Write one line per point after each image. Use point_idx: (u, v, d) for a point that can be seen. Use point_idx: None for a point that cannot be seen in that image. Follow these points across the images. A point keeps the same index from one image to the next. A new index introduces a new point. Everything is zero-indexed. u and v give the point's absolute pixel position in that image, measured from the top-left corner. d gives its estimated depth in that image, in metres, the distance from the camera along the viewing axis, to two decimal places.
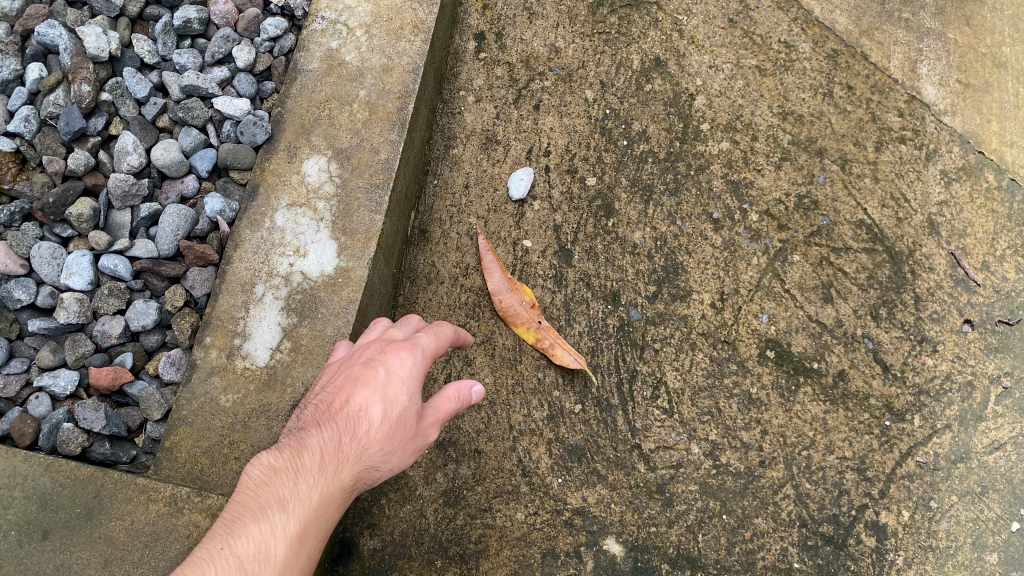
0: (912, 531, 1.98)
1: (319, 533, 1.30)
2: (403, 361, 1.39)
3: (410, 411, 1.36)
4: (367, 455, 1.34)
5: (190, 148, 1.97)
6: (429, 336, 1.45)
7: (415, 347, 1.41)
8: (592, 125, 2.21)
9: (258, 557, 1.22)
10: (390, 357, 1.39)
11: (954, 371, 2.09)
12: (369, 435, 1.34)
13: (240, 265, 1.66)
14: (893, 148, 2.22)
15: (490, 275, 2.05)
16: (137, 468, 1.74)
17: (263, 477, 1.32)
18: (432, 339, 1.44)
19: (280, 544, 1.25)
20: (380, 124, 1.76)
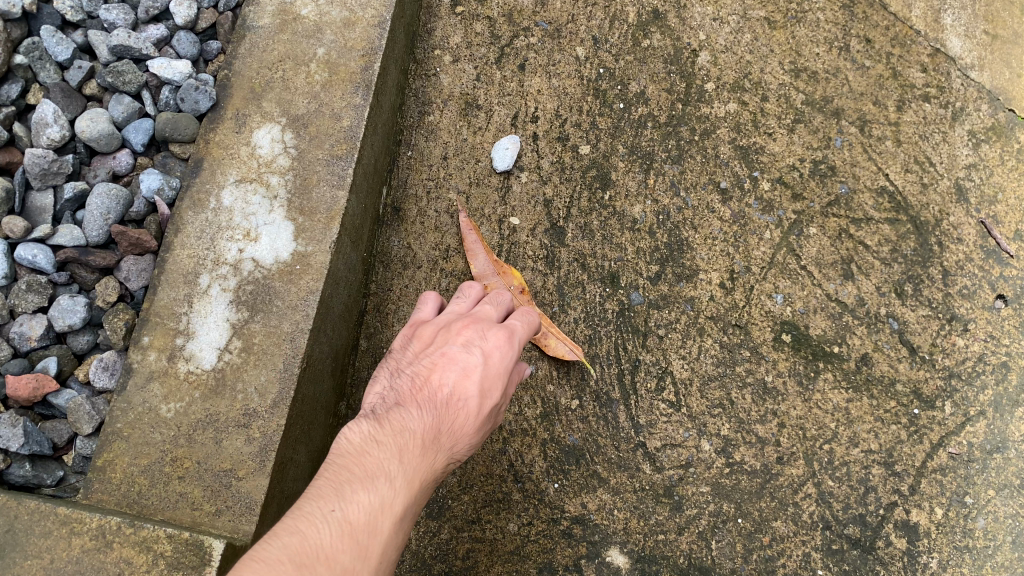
0: (946, 530, 1.79)
1: (412, 518, 1.13)
2: (504, 351, 1.28)
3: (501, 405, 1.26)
4: (460, 444, 1.21)
5: (123, 119, 1.73)
6: (523, 321, 1.36)
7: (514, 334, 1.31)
8: (584, 87, 1.98)
9: (371, 530, 1.04)
10: (494, 344, 1.28)
11: (987, 353, 1.89)
12: (468, 424, 1.22)
13: (181, 252, 1.44)
14: (916, 107, 2.00)
15: (473, 259, 1.82)
16: (64, 491, 1.55)
17: (361, 442, 1.13)
18: (528, 328, 1.35)
19: (390, 520, 1.06)
20: (341, 86, 1.54)
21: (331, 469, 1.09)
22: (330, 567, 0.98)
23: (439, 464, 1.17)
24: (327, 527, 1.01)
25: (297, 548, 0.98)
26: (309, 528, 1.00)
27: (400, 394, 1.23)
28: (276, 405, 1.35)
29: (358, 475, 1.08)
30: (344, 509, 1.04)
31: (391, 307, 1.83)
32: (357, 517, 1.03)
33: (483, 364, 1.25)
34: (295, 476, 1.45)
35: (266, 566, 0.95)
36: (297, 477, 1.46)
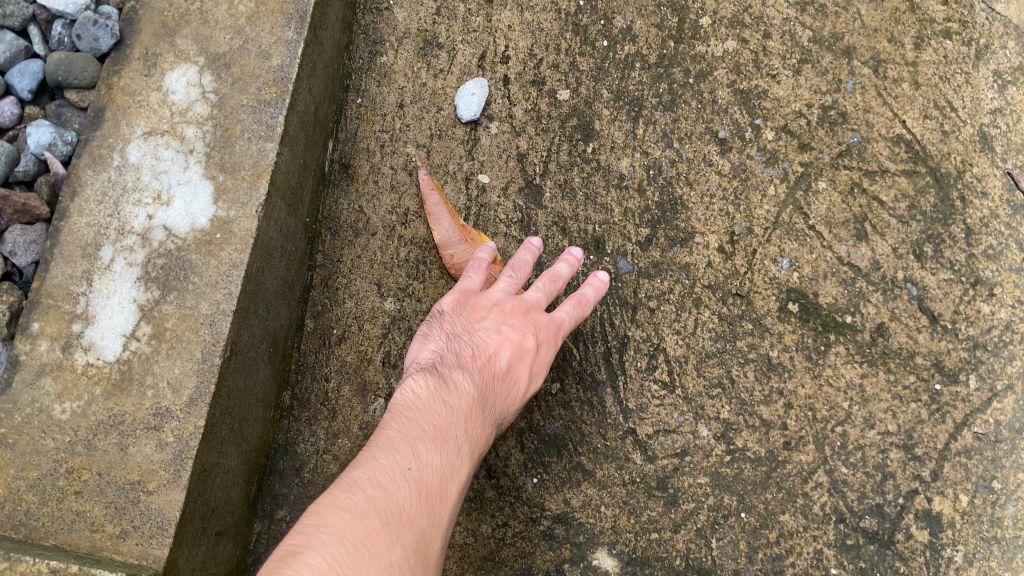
0: (973, 520, 1.58)
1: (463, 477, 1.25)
2: (552, 339, 1.38)
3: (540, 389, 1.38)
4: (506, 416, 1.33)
5: (5, 61, 1.45)
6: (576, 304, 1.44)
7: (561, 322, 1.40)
8: (562, 22, 1.73)
9: (440, 497, 1.13)
10: (546, 332, 1.37)
11: (1015, 320, 1.65)
12: (515, 401, 1.33)
13: (80, 220, 1.26)
14: (936, 44, 1.75)
15: (437, 224, 1.58)
16: None
17: (432, 409, 1.21)
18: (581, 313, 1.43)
19: (456, 485, 1.17)
20: (270, 19, 1.36)
21: (405, 426, 1.18)
22: (411, 528, 1.06)
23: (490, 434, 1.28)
24: (405, 487, 1.09)
25: (381, 503, 1.05)
26: (392, 486, 1.08)
27: (460, 361, 1.31)
28: (192, 403, 1.19)
29: (431, 437, 1.17)
30: (420, 470, 1.12)
31: (342, 281, 1.60)
32: (431, 480, 1.12)
33: (535, 350, 1.35)
34: (225, 482, 1.27)
35: (356, 518, 1.02)
36: (228, 484, 1.29)
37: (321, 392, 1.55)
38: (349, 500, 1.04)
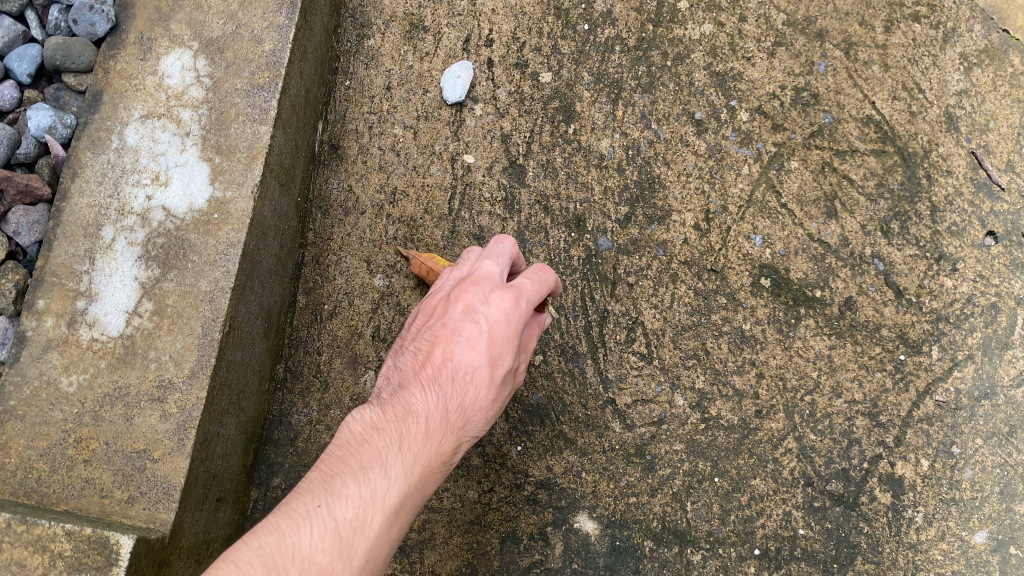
0: (932, 483, 1.67)
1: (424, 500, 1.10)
2: (511, 311, 1.16)
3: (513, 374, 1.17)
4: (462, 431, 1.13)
5: (4, 46, 1.49)
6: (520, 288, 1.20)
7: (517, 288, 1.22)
8: (544, 6, 1.78)
9: (358, 527, 0.99)
10: (498, 312, 1.16)
11: (976, 294, 1.73)
12: (474, 404, 1.12)
13: (81, 202, 1.31)
14: (905, 28, 1.82)
15: None
16: None
17: (357, 429, 1.10)
18: (537, 290, 1.21)
19: (386, 511, 1.01)
20: (261, 4, 1.40)
21: (331, 459, 1.07)
22: None
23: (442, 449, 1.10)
24: (309, 526, 0.98)
25: (272, 550, 0.96)
26: (291, 527, 0.98)
27: (404, 374, 1.17)
28: (194, 375, 1.24)
29: (353, 464, 1.04)
30: (332, 505, 1.00)
31: (332, 259, 1.66)
32: (343, 512, 0.99)
33: (486, 333, 1.15)
34: (224, 451, 1.34)
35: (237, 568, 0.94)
36: (227, 452, 1.35)
37: (313, 364, 1.61)
38: (243, 548, 0.97)
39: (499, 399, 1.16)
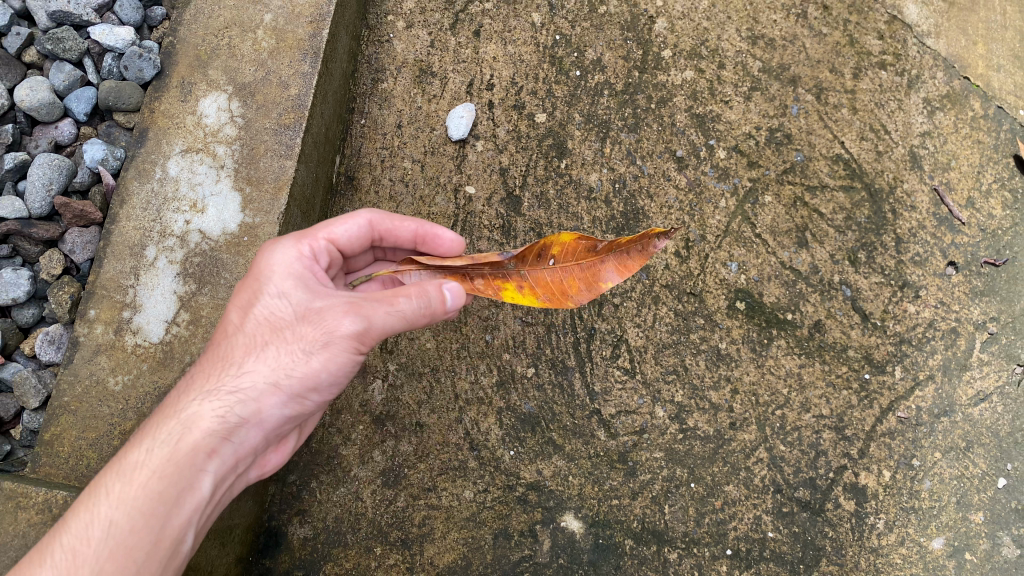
0: (893, 492, 1.81)
1: (166, 477, 1.24)
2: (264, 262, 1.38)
3: (272, 324, 1.31)
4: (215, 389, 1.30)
5: (63, 87, 1.73)
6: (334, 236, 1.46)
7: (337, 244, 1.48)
8: (540, 54, 1.97)
9: (64, 527, 1.23)
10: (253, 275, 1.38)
11: (937, 319, 1.88)
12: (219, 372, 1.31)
13: (128, 225, 1.51)
14: (872, 74, 1.97)
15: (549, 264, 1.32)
16: (11, 464, 1.59)
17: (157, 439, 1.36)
18: (320, 230, 1.44)
19: (89, 505, 1.23)
20: (288, 54, 1.61)
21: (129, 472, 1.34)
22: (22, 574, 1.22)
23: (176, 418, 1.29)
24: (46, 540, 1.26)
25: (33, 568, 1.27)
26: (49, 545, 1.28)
27: None
28: None
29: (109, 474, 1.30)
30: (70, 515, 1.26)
31: None
32: (59, 522, 1.24)
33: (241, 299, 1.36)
34: None
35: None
36: None
37: None
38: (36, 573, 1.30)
39: (265, 346, 1.31)
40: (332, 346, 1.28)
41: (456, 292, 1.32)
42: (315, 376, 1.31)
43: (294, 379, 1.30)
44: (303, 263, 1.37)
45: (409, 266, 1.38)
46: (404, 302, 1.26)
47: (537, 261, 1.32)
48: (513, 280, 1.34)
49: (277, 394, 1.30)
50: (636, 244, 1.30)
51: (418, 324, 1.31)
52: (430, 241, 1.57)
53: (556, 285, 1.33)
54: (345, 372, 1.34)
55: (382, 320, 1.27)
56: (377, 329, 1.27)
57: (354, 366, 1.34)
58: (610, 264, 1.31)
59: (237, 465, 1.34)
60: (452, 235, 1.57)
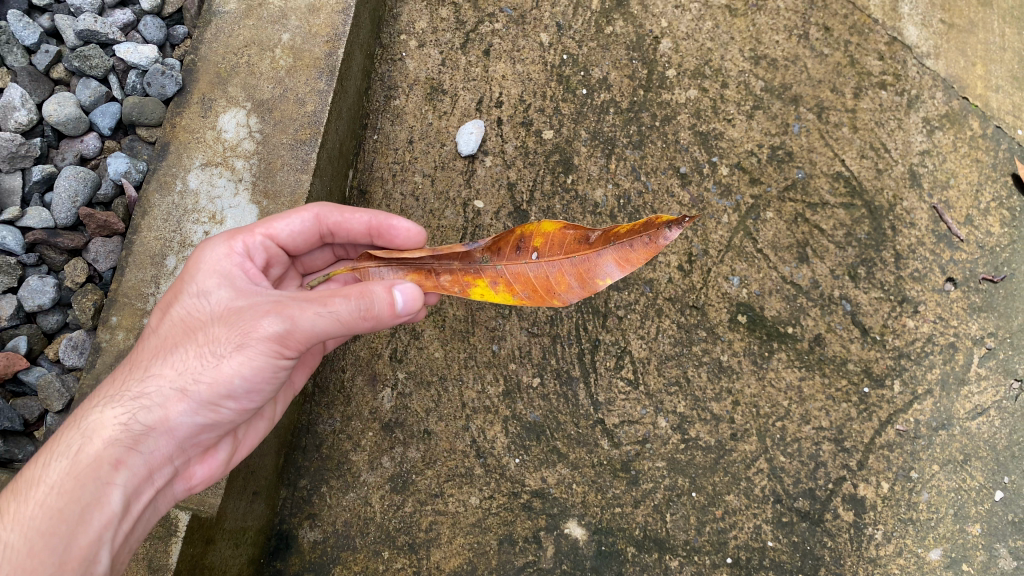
0: (892, 504, 1.85)
1: (66, 491, 1.25)
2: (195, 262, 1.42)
3: (190, 329, 1.33)
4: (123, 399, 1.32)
5: (90, 103, 1.79)
6: (276, 232, 1.50)
7: (281, 239, 1.52)
8: (548, 73, 2.02)
9: None
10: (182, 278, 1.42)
11: (936, 333, 1.92)
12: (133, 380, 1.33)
13: (149, 235, 1.60)
14: (873, 94, 2.01)
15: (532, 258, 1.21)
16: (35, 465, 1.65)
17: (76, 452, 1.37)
18: (256, 230, 1.47)
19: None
20: (305, 71, 1.70)
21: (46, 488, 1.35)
22: None
23: (81, 429, 1.30)
24: None
25: None
26: None
27: None
28: None
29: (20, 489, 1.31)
30: None
31: None
32: None
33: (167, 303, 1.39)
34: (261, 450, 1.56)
35: None
36: None
37: (337, 382, 1.87)
38: None
39: (179, 353, 1.32)
40: (247, 348, 1.26)
41: (409, 293, 1.26)
42: (228, 382, 1.30)
43: (203, 384, 1.30)
44: (229, 262, 1.41)
45: (366, 262, 1.32)
46: (341, 303, 1.22)
47: (517, 255, 1.21)
48: (487, 275, 1.23)
49: (186, 400, 1.30)
50: (641, 233, 1.15)
51: (357, 328, 1.26)
52: (386, 233, 1.55)
53: (541, 282, 1.22)
54: (264, 379, 1.32)
55: (309, 322, 1.23)
56: (302, 330, 1.25)
57: (275, 372, 1.32)
58: (608, 257, 1.18)
59: (150, 477, 1.35)
60: (407, 225, 1.54)
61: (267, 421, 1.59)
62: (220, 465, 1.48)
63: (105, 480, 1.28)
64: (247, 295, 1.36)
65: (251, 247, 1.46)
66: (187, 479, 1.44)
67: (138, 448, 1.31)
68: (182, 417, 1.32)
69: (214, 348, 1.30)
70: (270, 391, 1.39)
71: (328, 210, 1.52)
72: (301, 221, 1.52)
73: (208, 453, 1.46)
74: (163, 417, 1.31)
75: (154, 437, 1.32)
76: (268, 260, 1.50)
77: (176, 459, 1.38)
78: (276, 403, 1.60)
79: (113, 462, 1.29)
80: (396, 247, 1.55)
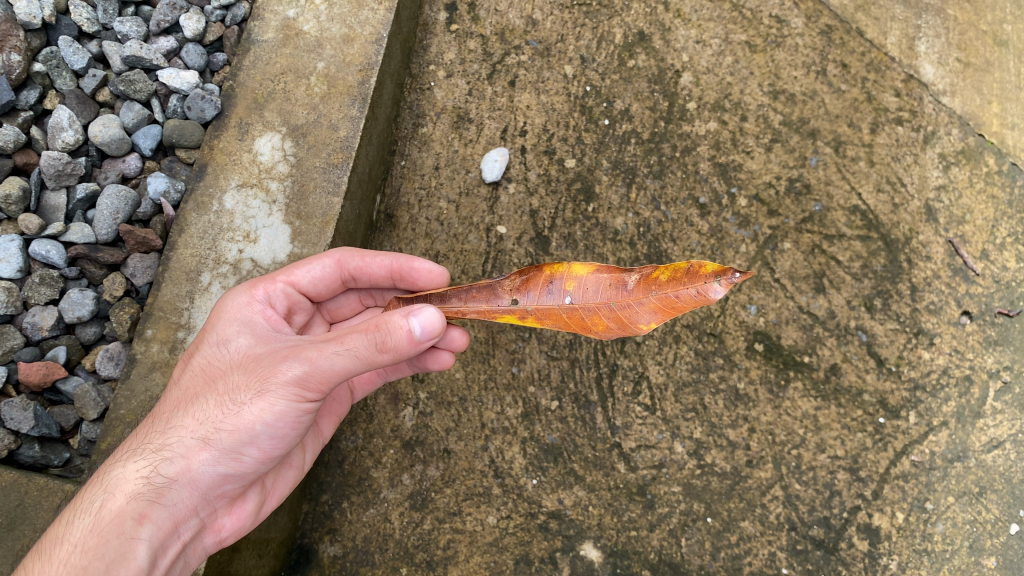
0: (907, 534, 1.86)
1: (90, 547, 1.30)
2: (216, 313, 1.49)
3: (208, 380, 1.38)
4: (146, 453, 1.37)
5: (132, 124, 1.87)
6: (297, 278, 1.54)
7: (304, 286, 1.56)
8: (571, 104, 2.08)
9: None
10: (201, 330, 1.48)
11: (951, 366, 1.93)
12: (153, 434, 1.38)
13: (186, 252, 1.71)
14: (889, 130, 2.04)
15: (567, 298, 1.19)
16: (70, 471, 1.72)
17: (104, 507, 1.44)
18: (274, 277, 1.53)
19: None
20: (338, 99, 1.80)
21: None
22: None
23: (105, 484, 1.36)
24: None
25: None
26: None
27: None
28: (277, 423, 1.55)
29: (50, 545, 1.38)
30: None
31: None
32: None
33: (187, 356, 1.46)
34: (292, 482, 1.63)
35: None
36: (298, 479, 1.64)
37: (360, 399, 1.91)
38: None
39: (197, 405, 1.36)
40: (266, 395, 1.29)
41: (427, 321, 1.23)
42: (250, 429, 1.32)
43: (224, 433, 1.32)
44: (248, 312, 1.47)
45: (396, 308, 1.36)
46: (368, 339, 1.22)
47: (549, 295, 1.20)
48: (516, 312, 1.23)
49: (208, 449, 1.34)
50: (686, 284, 1.11)
51: (378, 363, 1.27)
52: (408, 275, 1.60)
53: (575, 320, 1.20)
54: (287, 427, 1.34)
55: (328, 363, 1.25)
56: (322, 372, 1.26)
57: (297, 417, 1.34)
58: (647, 305, 1.15)
59: (176, 530, 1.38)
60: (429, 266, 1.60)
61: (295, 469, 1.62)
62: (248, 514, 1.51)
63: (129, 536, 1.33)
64: (265, 343, 1.40)
65: (273, 295, 1.52)
66: (217, 530, 1.48)
67: (162, 501, 1.35)
68: (204, 467, 1.35)
69: (234, 397, 1.33)
70: (293, 439, 1.40)
71: (351, 256, 1.57)
72: (322, 267, 1.57)
73: (235, 503, 1.49)
74: (185, 468, 1.34)
75: (177, 489, 1.36)
76: (289, 307, 1.54)
77: (202, 510, 1.41)
78: (304, 450, 1.63)
79: (137, 517, 1.33)
80: (418, 287, 1.62)
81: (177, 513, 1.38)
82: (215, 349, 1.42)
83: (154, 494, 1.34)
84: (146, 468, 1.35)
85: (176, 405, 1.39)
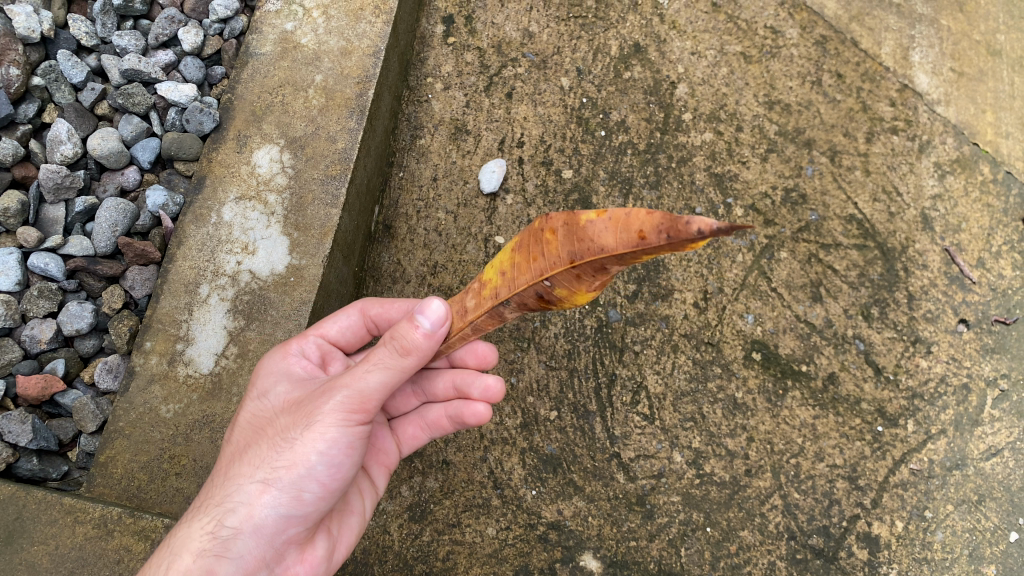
0: (906, 543, 1.85)
1: None
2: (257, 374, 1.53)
3: (258, 432, 1.39)
4: (208, 510, 1.34)
5: (131, 137, 1.87)
6: (327, 332, 1.59)
7: (333, 338, 1.60)
8: (568, 115, 2.09)
9: None
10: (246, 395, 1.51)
11: (949, 374, 1.94)
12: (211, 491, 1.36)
13: (184, 264, 1.72)
14: (884, 139, 2.06)
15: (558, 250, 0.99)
16: (68, 484, 1.71)
17: None
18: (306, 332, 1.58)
19: None
20: (337, 111, 1.81)
21: None
22: None
23: (168, 548, 1.32)
24: None
25: None
26: None
27: None
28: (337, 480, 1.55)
29: None
30: None
31: None
32: None
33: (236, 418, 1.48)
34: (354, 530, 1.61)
35: None
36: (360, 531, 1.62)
37: None
38: None
39: (250, 454, 1.37)
40: (316, 425, 1.29)
41: (433, 314, 1.23)
42: (306, 461, 1.31)
43: (281, 470, 1.31)
44: (285, 364, 1.50)
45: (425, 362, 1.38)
46: (397, 348, 1.25)
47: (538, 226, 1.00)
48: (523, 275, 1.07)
49: (269, 490, 1.32)
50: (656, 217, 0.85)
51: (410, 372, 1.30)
52: None
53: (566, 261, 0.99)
54: (342, 454, 1.34)
55: (367, 382, 1.28)
56: (364, 392, 1.28)
57: (351, 445, 1.34)
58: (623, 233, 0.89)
59: None
60: None
61: (357, 516, 1.60)
62: (318, 560, 1.49)
63: None
64: (303, 387, 1.44)
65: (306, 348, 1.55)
66: None
67: (229, 554, 1.32)
68: (267, 510, 1.33)
69: (285, 436, 1.34)
70: (349, 476, 1.40)
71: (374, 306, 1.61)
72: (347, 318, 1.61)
73: (305, 551, 1.48)
74: (249, 516, 1.32)
75: (244, 539, 1.33)
76: (323, 358, 1.56)
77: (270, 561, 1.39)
78: (362, 498, 1.62)
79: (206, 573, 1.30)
80: None
81: (245, 565, 1.35)
82: (258, 402, 1.45)
83: (221, 547, 1.31)
84: (209, 524, 1.32)
85: (232, 459, 1.39)
